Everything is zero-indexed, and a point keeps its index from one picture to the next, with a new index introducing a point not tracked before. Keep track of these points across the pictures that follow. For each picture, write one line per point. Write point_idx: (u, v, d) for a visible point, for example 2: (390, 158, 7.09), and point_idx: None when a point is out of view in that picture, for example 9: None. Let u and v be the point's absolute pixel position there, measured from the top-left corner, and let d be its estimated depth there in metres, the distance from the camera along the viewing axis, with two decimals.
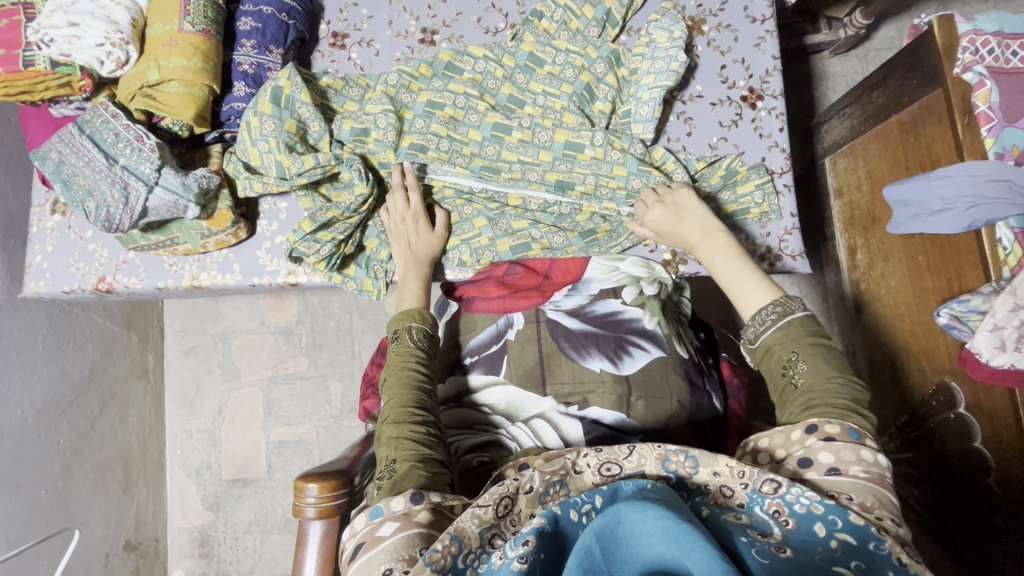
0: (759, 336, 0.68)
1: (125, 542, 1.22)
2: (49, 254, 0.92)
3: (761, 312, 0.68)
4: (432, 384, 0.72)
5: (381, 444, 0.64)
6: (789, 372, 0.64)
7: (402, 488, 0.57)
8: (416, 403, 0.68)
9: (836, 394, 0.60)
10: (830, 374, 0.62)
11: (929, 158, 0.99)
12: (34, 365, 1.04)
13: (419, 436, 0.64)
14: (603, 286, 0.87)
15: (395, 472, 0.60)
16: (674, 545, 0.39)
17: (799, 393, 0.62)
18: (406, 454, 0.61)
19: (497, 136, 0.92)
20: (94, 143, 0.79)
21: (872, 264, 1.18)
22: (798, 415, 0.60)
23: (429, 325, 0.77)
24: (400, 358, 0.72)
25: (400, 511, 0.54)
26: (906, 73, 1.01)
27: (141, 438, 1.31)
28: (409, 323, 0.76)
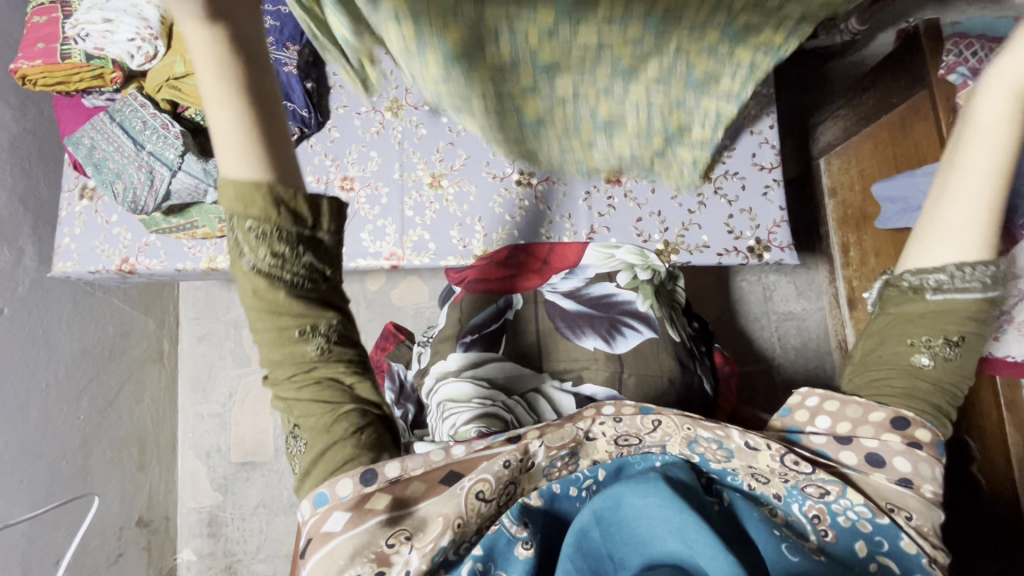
0: (942, 291, 0.55)
1: (138, 517, 1.27)
2: (77, 236, 0.98)
3: (974, 267, 0.54)
4: (316, 319, 0.50)
5: (279, 405, 0.52)
6: (927, 348, 0.55)
7: (321, 473, 0.49)
8: (304, 358, 0.50)
9: (938, 398, 0.55)
10: (946, 378, 0.55)
11: (916, 156, 1.03)
12: (58, 344, 1.10)
13: (324, 395, 0.51)
14: (599, 270, 0.91)
15: (306, 447, 0.50)
16: (677, 538, 0.41)
17: (919, 375, 0.55)
18: (314, 427, 0.50)
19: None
20: (123, 130, 0.85)
21: (864, 261, 1.21)
22: (900, 394, 0.54)
23: (272, 236, 0.46)
24: (252, 294, 0.48)
25: (348, 496, 0.47)
26: (894, 75, 1.05)
27: (155, 419, 1.36)
28: (238, 242, 0.45)
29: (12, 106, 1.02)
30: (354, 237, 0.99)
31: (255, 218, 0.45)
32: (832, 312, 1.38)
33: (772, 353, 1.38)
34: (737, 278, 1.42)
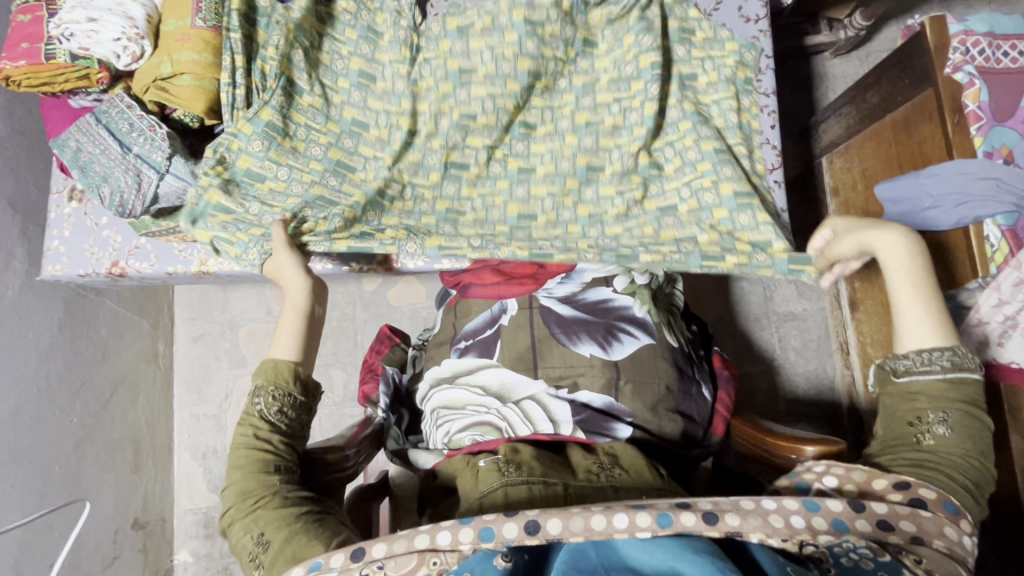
0: (909, 373, 0.65)
1: (133, 520, 1.26)
2: (66, 239, 0.96)
3: (936, 354, 0.64)
4: (284, 457, 0.71)
5: (241, 528, 0.64)
6: (921, 426, 0.62)
7: (290, 553, 0.60)
8: (270, 480, 0.68)
9: (957, 473, 0.59)
10: (961, 453, 0.60)
11: (921, 157, 1.01)
12: (49, 346, 1.09)
13: (285, 502, 0.66)
14: (596, 274, 0.89)
15: (269, 544, 0.62)
16: (666, 552, 0.44)
17: (919, 449, 0.61)
18: (279, 523, 0.63)
19: (525, 134, 0.99)
20: (110, 132, 0.84)
21: (866, 263, 1.19)
22: (906, 467, 0.60)
23: (279, 390, 0.73)
24: (240, 442, 0.70)
25: (338, 568, 0.52)
26: (898, 73, 1.03)
27: (150, 421, 1.35)
28: (256, 395, 0.72)
29: None
30: None
31: (276, 384, 0.73)
32: (833, 314, 1.36)
33: (773, 355, 1.37)
34: (737, 279, 1.40)
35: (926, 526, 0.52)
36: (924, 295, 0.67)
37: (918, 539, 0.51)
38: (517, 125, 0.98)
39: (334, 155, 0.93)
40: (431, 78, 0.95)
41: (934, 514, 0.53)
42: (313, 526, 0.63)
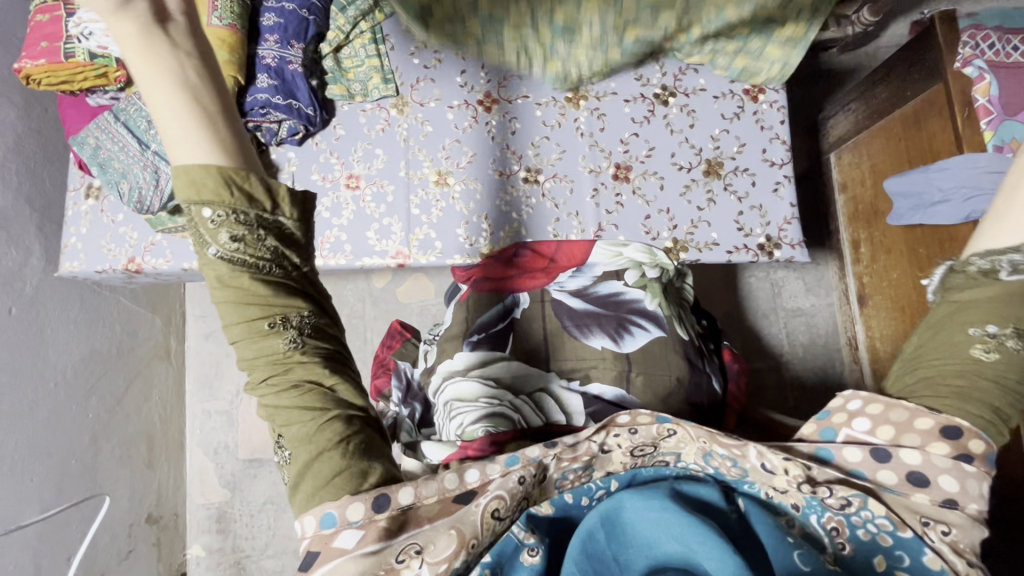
0: (1017, 274, 0.52)
1: (147, 514, 1.28)
2: (83, 236, 0.97)
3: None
4: (282, 310, 0.47)
5: (264, 409, 0.49)
6: (992, 339, 0.51)
7: (317, 490, 0.46)
8: (278, 355, 0.47)
9: (996, 400, 0.50)
10: (1014, 380, 0.50)
11: (931, 152, 1.01)
12: (67, 343, 1.10)
13: (308, 398, 0.48)
14: (606, 269, 0.90)
15: (292, 460, 0.48)
16: (680, 534, 0.42)
17: (977, 364, 0.50)
18: (303, 434, 0.47)
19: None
20: (129, 129, 0.85)
21: (875, 258, 1.20)
22: (951, 385, 0.50)
23: (234, 214, 0.45)
24: (220, 287, 0.46)
25: (360, 519, 0.45)
26: (907, 70, 1.03)
27: (163, 416, 1.36)
28: (200, 233, 0.44)
29: (16, 105, 1.02)
30: (360, 236, 0.98)
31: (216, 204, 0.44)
32: (841, 309, 1.36)
33: (781, 350, 1.37)
34: (745, 275, 1.40)
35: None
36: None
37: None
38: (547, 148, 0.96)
39: None
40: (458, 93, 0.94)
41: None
42: (339, 452, 0.47)
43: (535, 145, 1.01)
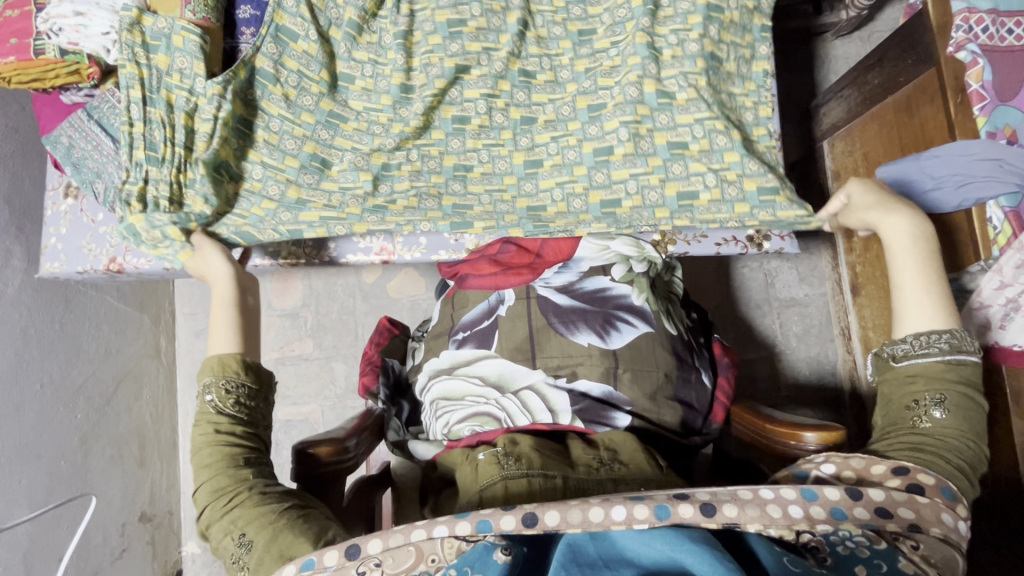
0: (909, 357, 0.64)
1: (140, 513, 1.28)
2: (63, 236, 0.96)
3: (933, 336, 0.64)
4: (249, 449, 0.65)
5: (224, 529, 0.58)
6: (919, 409, 0.62)
7: (277, 555, 0.54)
8: (245, 478, 0.61)
9: (953, 455, 0.59)
10: (959, 436, 0.60)
11: (922, 139, 0.99)
12: (52, 343, 1.10)
13: (267, 499, 0.59)
14: (593, 264, 0.89)
15: (253, 544, 0.56)
16: (665, 543, 0.44)
17: (917, 432, 0.61)
18: (261, 521, 0.57)
19: (525, 81, 1.00)
20: (102, 127, 0.86)
21: (868, 247, 1.18)
22: (903, 451, 0.59)
23: (228, 383, 0.67)
24: (202, 442, 0.64)
25: (334, 565, 0.50)
26: (900, 53, 1.02)
27: (155, 415, 1.36)
28: (206, 395, 0.66)
29: None
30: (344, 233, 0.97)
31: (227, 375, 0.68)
32: (834, 299, 1.35)
33: (774, 341, 1.36)
34: (737, 266, 1.39)
35: (925, 513, 0.52)
36: (924, 273, 0.67)
37: (918, 527, 0.51)
38: (516, 74, 1.00)
39: (311, 149, 0.95)
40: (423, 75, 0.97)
41: (930, 500, 0.53)
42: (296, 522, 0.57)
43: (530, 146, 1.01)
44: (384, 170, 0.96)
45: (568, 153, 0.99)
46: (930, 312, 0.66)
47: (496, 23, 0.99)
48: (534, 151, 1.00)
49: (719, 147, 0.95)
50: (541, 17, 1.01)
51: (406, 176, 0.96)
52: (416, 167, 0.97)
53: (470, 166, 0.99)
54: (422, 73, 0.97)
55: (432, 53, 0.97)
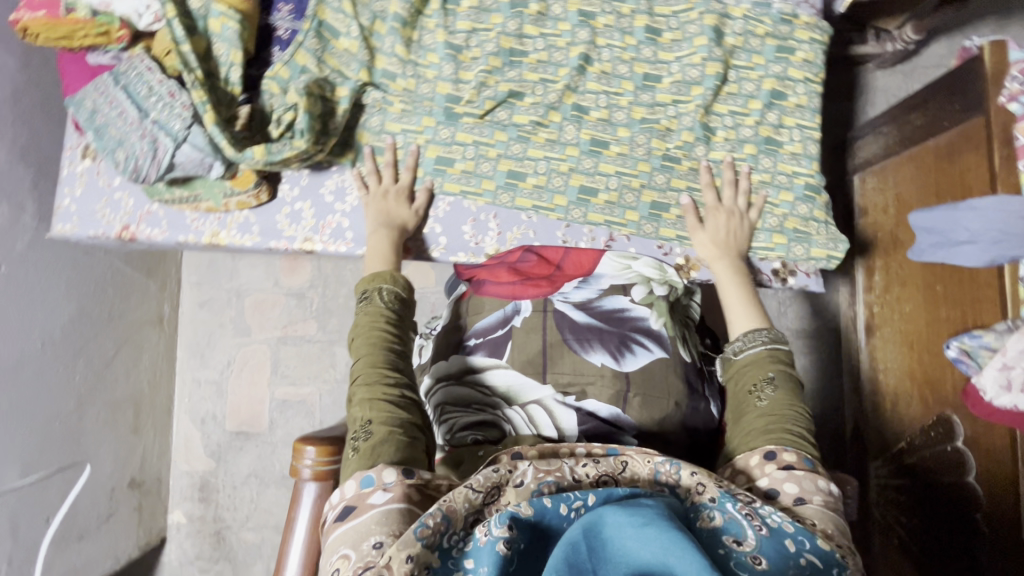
0: (743, 351, 0.75)
1: (130, 479, 1.27)
2: (77, 198, 0.94)
3: (758, 332, 0.75)
4: (399, 345, 0.74)
5: (356, 406, 0.68)
6: (757, 392, 0.70)
7: (376, 457, 0.62)
8: (388, 371, 0.70)
9: (792, 424, 0.66)
10: (792, 407, 0.68)
11: (961, 187, 0.97)
12: (56, 303, 1.08)
13: (393, 401, 0.68)
14: (614, 282, 0.88)
15: (370, 435, 0.65)
16: (660, 546, 0.41)
17: (760, 414, 0.68)
18: (382, 418, 0.66)
19: (577, 116, 0.93)
20: (127, 95, 0.79)
21: (889, 289, 1.16)
22: (758, 436, 0.65)
23: (388, 289, 0.78)
24: (370, 321, 0.74)
25: (391, 482, 0.58)
26: (949, 97, 0.98)
27: (152, 382, 1.35)
28: (371, 292, 0.77)
29: (15, 53, 0.98)
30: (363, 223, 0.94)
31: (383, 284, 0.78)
32: (847, 336, 1.34)
33: None
34: None
35: None
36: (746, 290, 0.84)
37: (800, 499, 0.57)
38: (568, 106, 0.92)
39: (362, 138, 0.93)
40: (478, 50, 0.92)
41: None
42: (400, 438, 0.64)
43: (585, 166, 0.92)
44: (440, 167, 0.92)
45: (626, 193, 0.92)
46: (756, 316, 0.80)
47: (557, 57, 0.92)
48: (593, 177, 0.92)
49: (779, 183, 0.91)
50: (608, 51, 0.93)
51: (457, 176, 0.92)
52: (469, 166, 0.92)
53: (524, 175, 0.92)
54: (474, 89, 0.91)
55: (488, 74, 0.91)
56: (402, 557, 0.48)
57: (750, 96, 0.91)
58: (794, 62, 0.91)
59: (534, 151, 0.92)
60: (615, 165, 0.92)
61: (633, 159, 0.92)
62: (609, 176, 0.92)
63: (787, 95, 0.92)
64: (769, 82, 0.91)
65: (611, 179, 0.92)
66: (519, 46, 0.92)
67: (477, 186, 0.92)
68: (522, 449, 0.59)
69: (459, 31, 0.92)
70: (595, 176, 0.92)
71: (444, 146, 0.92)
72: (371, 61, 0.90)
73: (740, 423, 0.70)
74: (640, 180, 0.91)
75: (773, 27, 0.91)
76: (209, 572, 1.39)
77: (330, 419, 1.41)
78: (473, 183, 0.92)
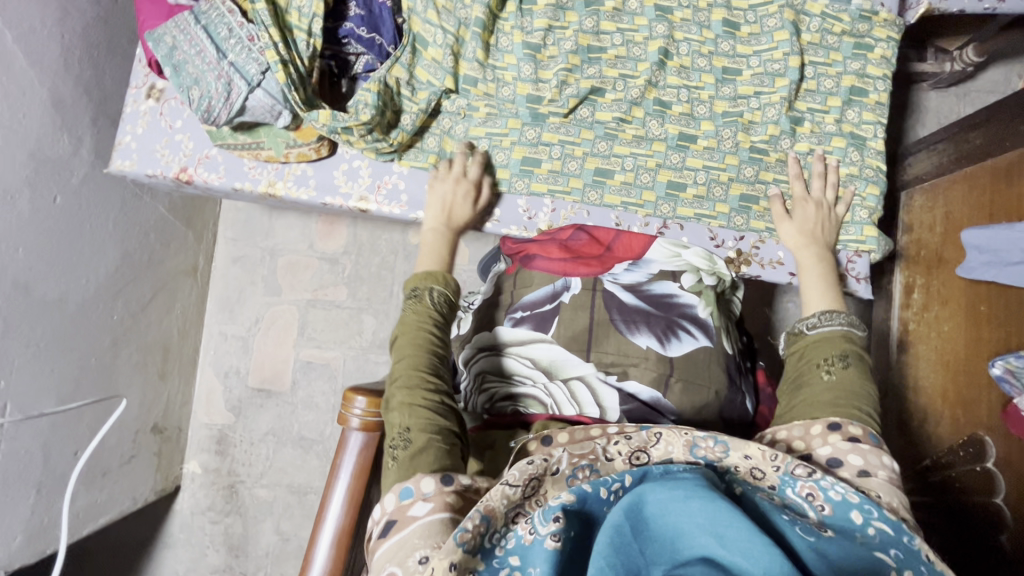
0: (816, 327, 0.75)
1: (153, 424, 1.29)
2: (138, 136, 0.95)
3: (836, 314, 0.76)
4: (441, 351, 0.73)
5: (395, 412, 0.66)
6: (827, 366, 0.70)
7: (415, 467, 0.60)
8: (429, 378, 0.69)
9: (859, 401, 0.66)
10: (861, 385, 0.68)
11: (1017, 208, 0.96)
12: (103, 240, 1.09)
13: (433, 409, 0.66)
14: (663, 268, 0.87)
15: (409, 442, 0.63)
16: (706, 518, 0.42)
17: (828, 385, 0.68)
18: (422, 426, 0.64)
19: (659, 111, 0.94)
20: (208, 34, 0.80)
21: (928, 307, 1.16)
22: (825, 405, 0.66)
23: (436, 293, 0.78)
24: (416, 324, 0.74)
25: (430, 493, 0.56)
26: (1013, 117, 0.98)
27: (181, 331, 1.36)
28: (419, 295, 0.77)
29: None
30: (418, 188, 0.95)
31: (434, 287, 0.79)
32: (877, 352, 1.33)
33: None
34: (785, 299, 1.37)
35: None
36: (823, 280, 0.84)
37: (864, 471, 0.58)
38: (650, 102, 0.94)
39: (447, 143, 0.95)
40: (555, 49, 0.93)
41: None
42: (439, 449, 0.62)
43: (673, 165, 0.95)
44: (529, 163, 0.95)
45: (714, 187, 0.94)
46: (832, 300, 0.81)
47: (636, 53, 0.93)
48: (680, 172, 0.95)
49: (867, 174, 0.92)
50: (686, 46, 0.94)
51: (545, 176, 0.95)
52: (557, 165, 0.95)
53: (611, 172, 0.95)
54: (556, 88, 0.92)
55: (569, 72, 0.92)
56: (446, 565, 0.46)
57: (829, 94, 0.92)
58: (873, 59, 0.92)
59: (620, 148, 0.95)
60: (702, 159, 0.94)
61: (716, 161, 0.94)
62: (695, 174, 0.94)
63: (868, 92, 0.92)
64: (849, 79, 0.92)
65: (701, 177, 0.94)
66: (597, 43, 0.93)
67: (566, 186, 0.95)
68: (551, 434, 0.62)
69: (535, 31, 0.92)
70: (682, 172, 0.94)
71: (541, 140, 0.95)
72: (455, 67, 0.92)
73: (802, 393, 0.70)
74: (728, 175, 0.94)
75: (850, 25, 0.91)
76: (219, 525, 1.40)
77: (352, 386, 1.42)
78: (562, 182, 0.95)
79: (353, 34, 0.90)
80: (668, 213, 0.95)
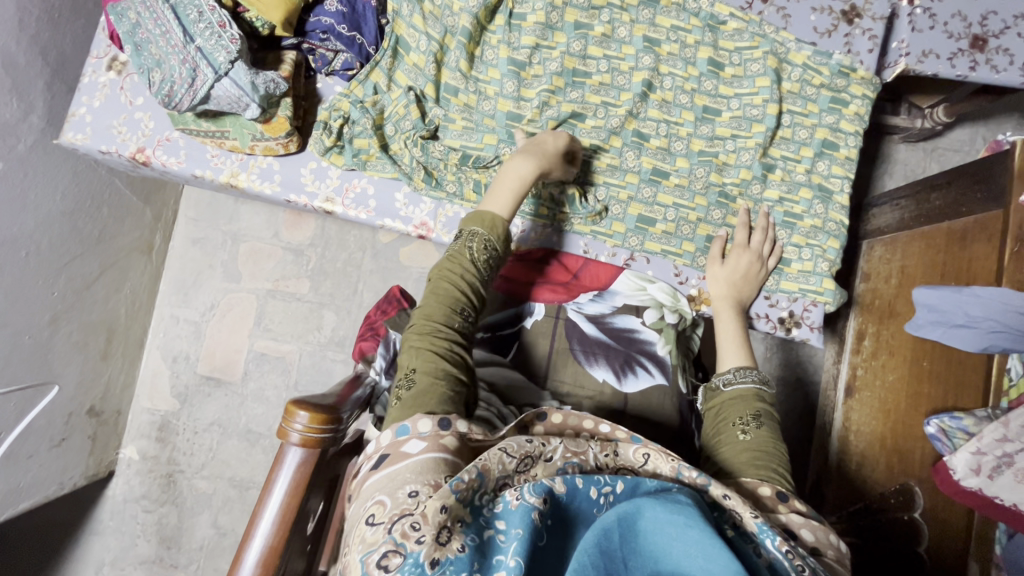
0: (731, 384, 0.77)
1: (89, 407, 1.23)
2: (95, 109, 0.90)
3: (749, 369, 0.78)
4: (470, 304, 0.71)
5: (407, 353, 0.64)
6: (742, 426, 0.71)
7: (416, 405, 0.57)
8: (448, 321, 0.67)
9: (777, 462, 0.66)
10: (775, 443, 0.69)
11: (966, 273, 1.01)
12: (48, 211, 1.03)
13: (445, 354, 0.64)
14: (627, 300, 0.88)
15: (414, 386, 0.60)
16: (703, 557, 0.37)
17: (746, 446, 0.68)
18: (428, 368, 0.62)
19: (637, 142, 0.94)
20: (176, 15, 0.76)
21: (876, 354, 1.20)
22: (744, 466, 0.65)
23: (489, 240, 0.74)
24: (451, 275, 0.71)
25: (427, 432, 0.54)
26: (972, 184, 0.99)
27: (129, 312, 1.30)
28: (470, 237, 0.73)
29: None
30: (388, 196, 0.93)
31: (488, 231, 0.74)
32: (827, 391, 1.37)
33: None
34: None
35: None
36: (739, 331, 0.85)
37: (815, 549, 0.54)
38: (629, 132, 0.94)
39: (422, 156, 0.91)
40: (541, 68, 0.93)
41: None
42: (442, 394, 0.59)
43: (646, 197, 0.95)
44: None
45: (683, 225, 0.95)
46: (741, 353, 0.81)
47: (620, 82, 0.94)
48: (652, 207, 0.95)
49: (830, 229, 0.94)
50: (670, 80, 0.94)
51: None
52: None
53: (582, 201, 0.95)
54: (537, 108, 0.91)
55: (551, 94, 0.92)
56: (437, 506, 0.44)
57: (803, 144, 0.94)
58: (847, 114, 0.94)
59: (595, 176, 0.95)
60: (673, 197, 0.95)
61: (686, 203, 0.95)
62: (664, 211, 0.95)
63: (839, 146, 0.94)
64: (823, 132, 0.94)
65: (670, 215, 0.95)
66: (582, 67, 0.93)
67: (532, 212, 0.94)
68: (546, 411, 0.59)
69: (522, 48, 0.92)
70: (654, 207, 0.95)
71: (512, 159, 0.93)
72: (437, 75, 0.91)
73: (721, 455, 0.69)
74: (699, 216, 0.94)
75: (829, 79, 0.94)
76: (153, 514, 1.35)
77: (305, 382, 1.38)
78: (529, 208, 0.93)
79: (332, 30, 0.87)
80: (636, 246, 0.95)
